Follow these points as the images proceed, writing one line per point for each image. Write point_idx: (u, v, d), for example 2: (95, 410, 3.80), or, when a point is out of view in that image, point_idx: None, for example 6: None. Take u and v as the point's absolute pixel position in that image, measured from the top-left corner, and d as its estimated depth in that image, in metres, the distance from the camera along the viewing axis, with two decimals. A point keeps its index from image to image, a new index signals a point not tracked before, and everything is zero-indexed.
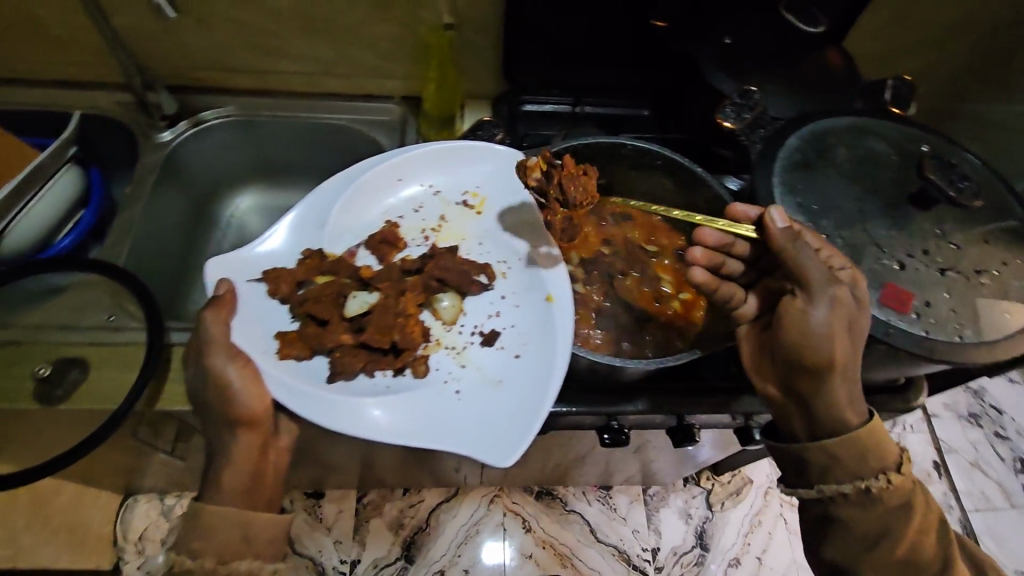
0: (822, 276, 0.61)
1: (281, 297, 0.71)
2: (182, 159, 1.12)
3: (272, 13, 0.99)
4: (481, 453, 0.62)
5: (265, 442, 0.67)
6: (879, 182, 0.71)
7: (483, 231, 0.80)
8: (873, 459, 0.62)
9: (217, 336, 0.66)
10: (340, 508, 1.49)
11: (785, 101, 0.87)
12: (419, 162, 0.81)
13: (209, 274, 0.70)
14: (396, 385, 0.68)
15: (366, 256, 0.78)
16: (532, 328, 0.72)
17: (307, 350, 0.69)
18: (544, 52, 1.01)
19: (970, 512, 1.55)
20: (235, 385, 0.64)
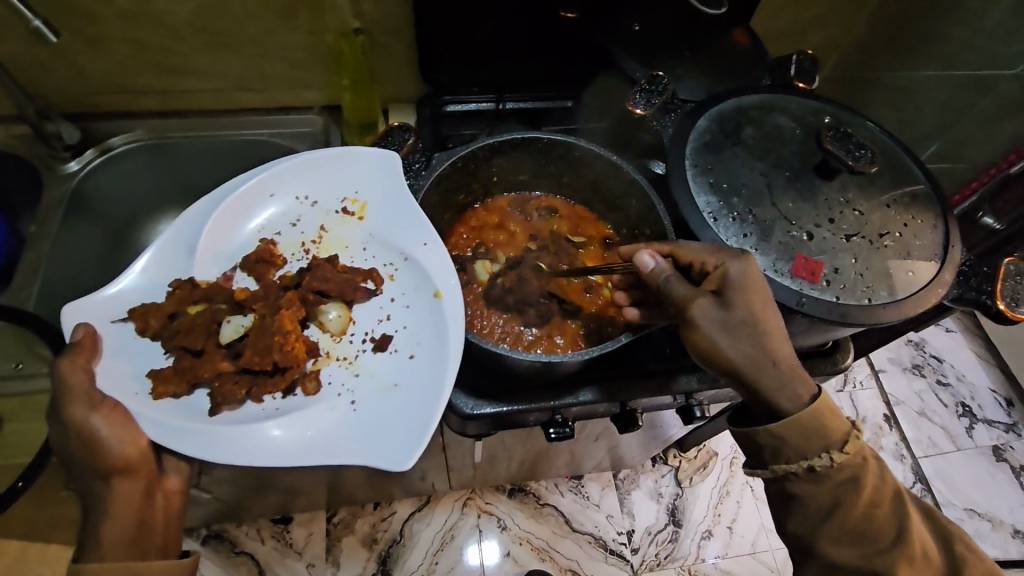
0: (689, 296, 0.61)
1: (152, 334, 0.67)
2: (93, 192, 1.07)
3: (171, 30, 0.95)
4: (377, 461, 0.62)
5: (149, 483, 0.66)
6: (784, 155, 0.73)
7: (366, 235, 0.76)
8: (816, 438, 0.64)
9: (76, 385, 0.61)
10: (310, 530, 1.45)
11: (697, 83, 0.88)
12: (288, 172, 0.76)
13: (66, 323, 0.65)
14: (286, 407, 0.66)
15: (243, 277, 0.73)
16: (423, 328, 0.70)
17: (185, 385, 0.66)
18: (461, 51, 1.00)
19: (920, 458, 1.63)
20: (103, 434, 0.61)
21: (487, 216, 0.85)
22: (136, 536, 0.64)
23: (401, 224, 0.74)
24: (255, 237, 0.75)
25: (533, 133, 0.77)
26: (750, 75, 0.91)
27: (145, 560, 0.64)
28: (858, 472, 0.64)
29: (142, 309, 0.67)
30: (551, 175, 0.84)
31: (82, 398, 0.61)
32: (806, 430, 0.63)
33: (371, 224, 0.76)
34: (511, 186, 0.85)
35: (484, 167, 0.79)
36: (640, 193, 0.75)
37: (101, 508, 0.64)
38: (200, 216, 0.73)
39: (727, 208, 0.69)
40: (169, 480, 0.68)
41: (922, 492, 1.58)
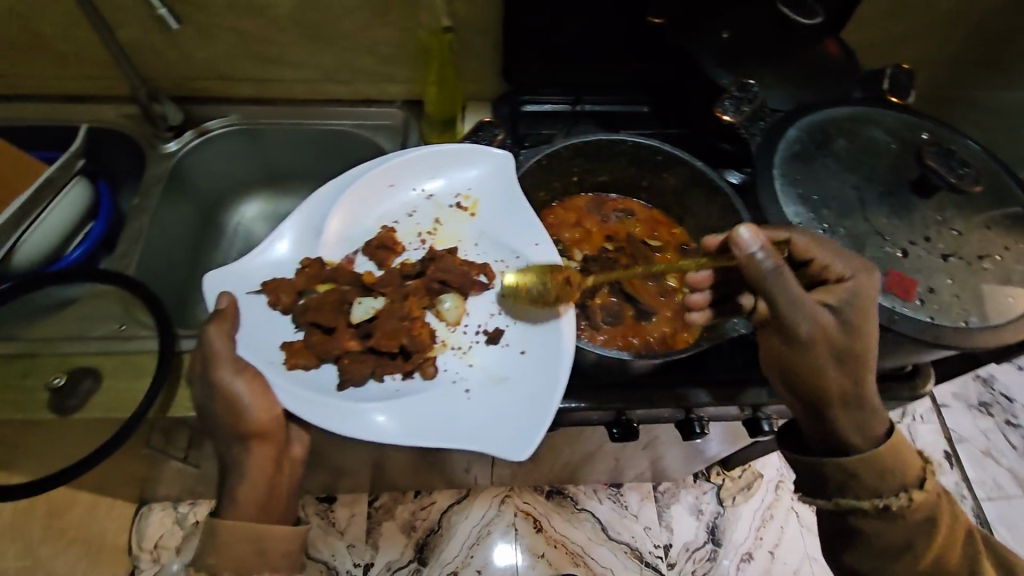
0: (802, 316, 0.59)
1: (282, 308, 0.71)
2: (188, 168, 1.13)
3: (274, 22, 1.01)
4: (498, 450, 0.64)
5: (278, 451, 0.68)
6: (878, 170, 0.71)
7: (478, 231, 0.79)
8: (893, 477, 0.64)
9: (222, 351, 0.65)
10: (353, 512, 1.49)
11: (783, 94, 0.88)
12: (409, 165, 0.80)
13: (208, 289, 0.70)
14: (406, 388, 0.69)
15: (364, 262, 0.78)
16: (536, 324, 0.72)
17: (315, 359, 0.69)
18: (544, 52, 1.02)
19: (983, 501, 1.54)
20: (245, 399, 0.64)
21: (564, 214, 0.86)
22: (265, 500, 0.66)
23: (515, 223, 0.77)
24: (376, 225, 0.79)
25: (618, 135, 0.78)
26: (839, 88, 0.90)
27: (270, 523, 0.66)
28: (933, 510, 0.65)
29: (276, 283, 0.71)
30: (630, 178, 0.85)
31: (227, 361, 0.65)
32: (881, 466, 0.63)
33: (483, 221, 0.79)
34: (590, 186, 0.86)
35: (566, 166, 0.81)
36: (724, 201, 0.75)
37: (237, 471, 0.66)
38: (326, 200, 0.77)
39: (817, 219, 0.68)
40: (294, 450, 0.70)
41: None
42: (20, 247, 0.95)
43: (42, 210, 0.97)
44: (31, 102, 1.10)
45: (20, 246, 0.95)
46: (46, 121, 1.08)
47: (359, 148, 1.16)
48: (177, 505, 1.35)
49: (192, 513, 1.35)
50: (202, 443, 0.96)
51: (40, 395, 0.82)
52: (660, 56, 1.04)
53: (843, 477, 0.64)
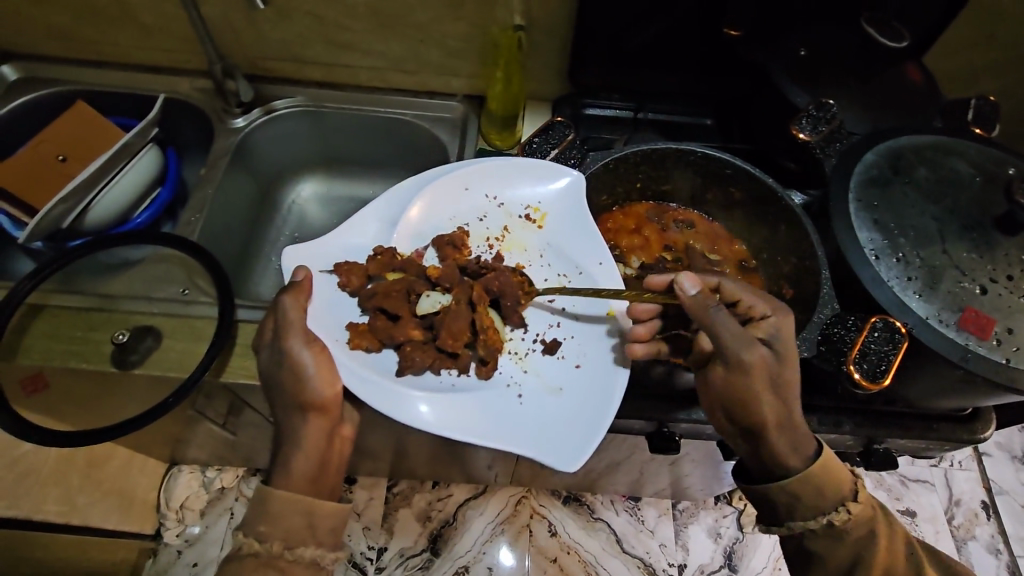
0: (736, 347, 0.62)
1: (352, 289, 0.73)
2: (254, 145, 1.16)
3: (350, 9, 1.03)
4: (547, 458, 0.64)
5: (331, 427, 0.68)
6: (960, 202, 0.69)
7: (544, 244, 0.80)
8: (830, 494, 0.66)
9: (295, 321, 0.68)
10: (371, 495, 1.51)
11: (859, 116, 0.85)
12: (487, 172, 0.81)
13: (287, 259, 0.73)
14: (461, 383, 0.70)
15: (432, 256, 0.78)
16: (594, 340, 0.73)
17: (376, 342, 0.71)
18: (612, 57, 1.02)
19: (1020, 558, 1.48)
20: (310, 370, 0.66)
21: (623, 220, 0.84)
22: (316, 476, 0.66)
23: (582, 239, 0.78)
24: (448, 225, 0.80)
25: (688, 145, 0.77)
26: (919, 114, 0.87)
27: (318, 498, 0.66)
28: (871, 521, 0.67)
29: (349, 265, 0.73)
30: (694, 190, 0.83)
31: (297, 332, 0.67)
32: (818, 485, 0.65)
33: (550, 235, 0.80)
34: (652, 194, 0.85)
35: (631, 173, 0.80)
36: (792, 220, 0.74)
37: (294, 442, 0.66)
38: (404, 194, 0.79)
39: (892, 247, 0.66)
40: (344, 428, 0.70)
41: None
42: (93, 208, 0.99)
43: (113, 173, 1.00)
44: (112, 69, 1.14)
45: (93, 207, 0.99)
46: (126, 89, 1.13)
47: (419, 138, 1.18)
48: (205, 470, 1.36)
49: (219, 479, 1.36)
50: (243, 411, 0.99)
51: (104, 348, 0.85)
52: (731, 69, 1.02)
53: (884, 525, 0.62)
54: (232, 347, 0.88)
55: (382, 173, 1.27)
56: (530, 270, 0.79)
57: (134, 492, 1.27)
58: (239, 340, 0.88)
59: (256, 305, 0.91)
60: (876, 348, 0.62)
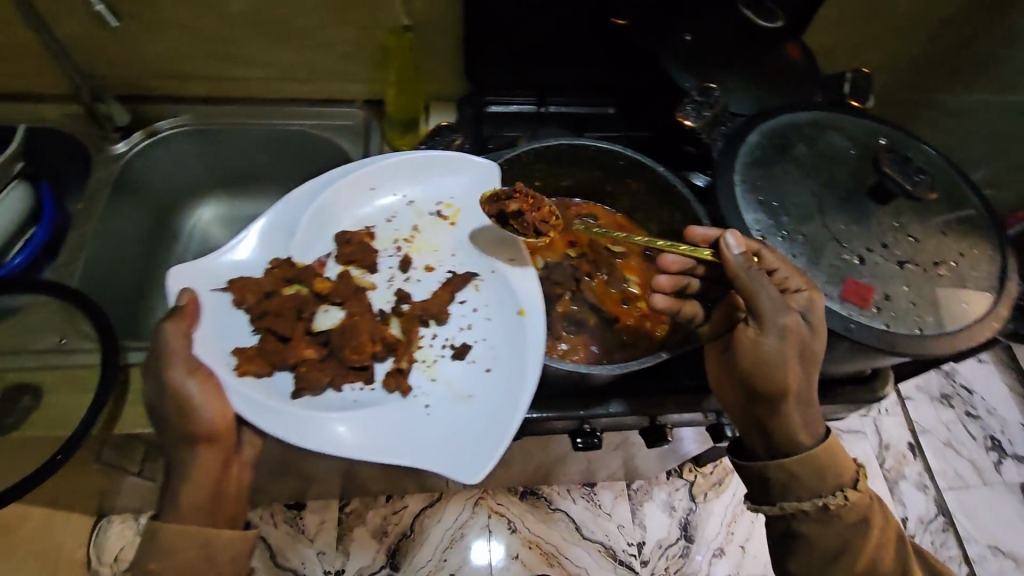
0: (776, 309, 0.61)
1: (246, 307, 0.67)
2: (141, 170, 1.09)
3: (225, 19, 0.96)
4: (447, 467, 0.61)
5: (227, 454, 0.64)
6: (837, 176, 0.71)
7: (456, 242, 0.75)
8: (829, 477, 0.64)
9: (177, 349, 0.61)
10: (323, 518, 1.46)
11: (746, 98, 0.87)
12: (392, 170, 0.76)
13: (170, 282, 0.65)
14: (364, 399, 0.66)
15: (335, 268, 0.73)
16: (505, 342, 0.69)
17: (268, 366, 0.65)
18: (506, 53, 1.00)
19: (945, 491, 1.59)
20: (193, 396, 0.60)
21: None
22: (210, 504, 0.63)
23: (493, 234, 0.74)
24: (354, 226, 0.75)
25: (581, 139, 0.76)
26: (801, 91, 0.89)
27: (217, 528, 0.63)
28: (865, 512, 0.65)
29: (241, 282, 0.67)
30: (594, 184, 0.83)
31: (180, 361, 0.61)
32: (816, 466, 0.64)
33: (462, 232, 0.75)
34: (553, 191, 0.84)
35: (528, 171, 0.79)
36: (686, 207, 0.74)
37: (183, 474, 0.62)
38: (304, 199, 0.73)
39: (777, 227, 0.68)
40: (245, 454, 0.67)
41: (944, 526, 1.55)
42: None
43: None
44: None
45: None
46: None
47: (320, 149, 1.12)
48: (139, 516, 1.27)
49: None
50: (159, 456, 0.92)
51: None
52: (625, 57, 1.02)
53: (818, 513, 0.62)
54: (130, 392, 0.81)
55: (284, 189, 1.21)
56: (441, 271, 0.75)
57: (59, 552, 1.18)
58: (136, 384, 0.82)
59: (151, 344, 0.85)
60: None
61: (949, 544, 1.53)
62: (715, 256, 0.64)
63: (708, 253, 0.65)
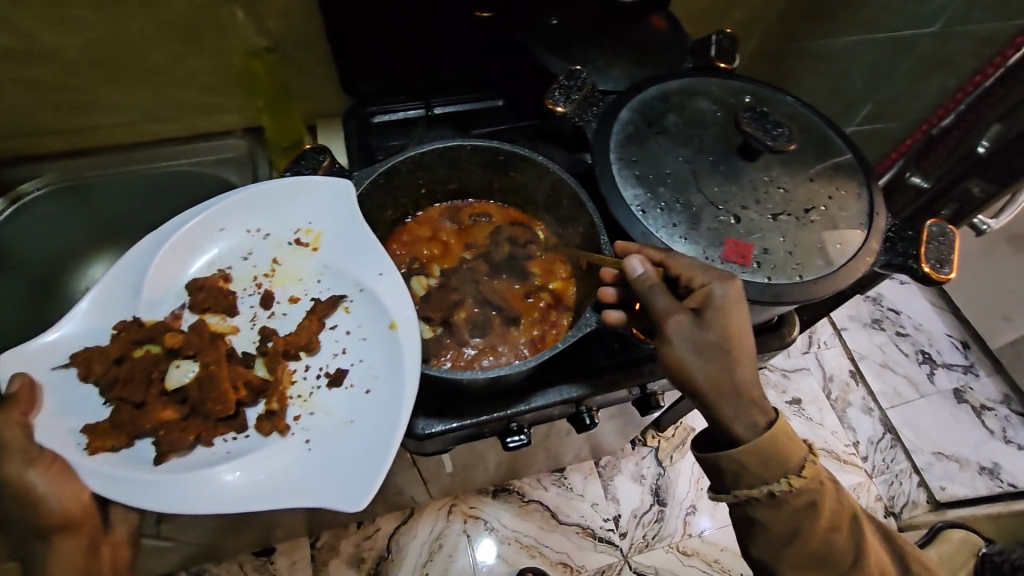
0: (668, 313, 0.60)
1: (94, 379, 0.61)
2: (8, 241, 1.01)
3: (66, 68, 0.89)
4: (330, 501, 0.58)
5: (92, 537, 0.62)
6: (707, 140, 0.73)
7: (320, 268, 0.70)
8: (774, 464, 0.63)
9: (12, 440, 0.57)
10: (293, 559, 1.41)
11: (619, 73, 0.87)
12: (239, 206, 0.70)
13: (1, 368, 0.60)
14: (239, 448, 0.61)
15: (191, 318, 0.67)
16: (381, 360, 0.65)
17: (125, 438, 0.60)
18: (379, 61, 0.97)
19: (888, 410, 1.68)
20: (41, 490, 0.57)
21: (418, 230, 0.82)
22: None
23: (355, 251, 0.69)
24: (206, 271, 0.69)
25: (455, 141, 0.74)
26: (671, 60, 0.91)
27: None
28: (814, 495, 0.65)
29: (85, 354, 0.61)
30: (482, 182, 0.82)
31: (17, 454, 0.57)
32: (766, 456, 0.63)
33: (325, 255, 0.70)
34: (442, 195, 0.82)
35: (408, 180, 0.76)
36: (569, 193, 0.74)
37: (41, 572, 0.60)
38: (143, 252, 0.66)
39: (654, 199, 0.69)
40: (116, 532, 0.65)
41: (892, 443, 1.64)
42: None
43: None
44: None
45: None
46: None
47: (201, 187, 1.07)
48: None
49: None
50: None
51: None
52: (502, 48, 1.01)
53: (735, 467, 0.64)
54: None
55: None
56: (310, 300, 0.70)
57: None
58: None
59: None
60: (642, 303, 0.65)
61: (898, 459, 1.62)
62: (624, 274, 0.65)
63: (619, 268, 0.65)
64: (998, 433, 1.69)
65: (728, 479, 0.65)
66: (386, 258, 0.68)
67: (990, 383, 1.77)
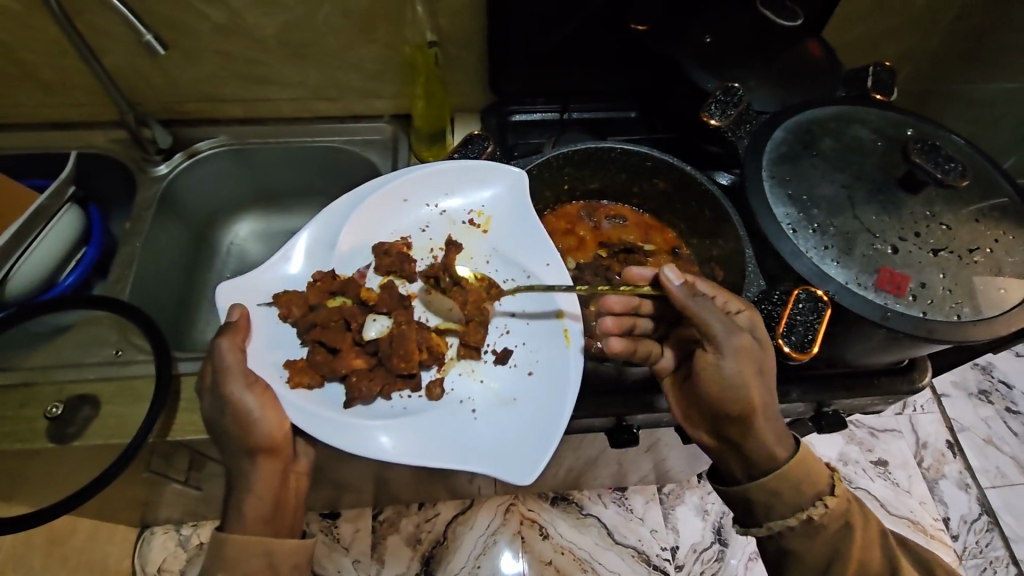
0: (725, 330, 0.63)
1: (293, 320, 0.70)
2: (180, 191, 1.13)
3: (259, 43, 1.01)
4: (499, 469, 0.63)
5: (284, 464, 0.69)
6: (865, 168, 0.72)
7: (490, 249, 0.77)
8: (808, 486, 0.65)
9: (232, 365, 0.65)
10: (357, 527, 1.48)
11: (767, 97, 0.88)
12: (424, 180, 0.78)
13: (220, 299, 0.69)
14: (413, 406, 0.68)
15: (376, 278, 0.75)
16: (544, 345, 0.72)
17: (319, 377, 0.68)
18: (528, 64, 1.03)
19: (987, 489, 1.55)
20: (253, 411, 0.64)
21: (557, 223, 0.86)
22: (271, 516, 0.67)
23: (527, 240, 0.76)
24: (389, 237, 0.77)
25: (606, 143, 0.78)
26: (822, 88, 0.90)
27: (278, 539, 0.66)
28: (848, 512, 0.66)
29: (288, 295, 0.69)
30: (621, 185, 0.84)
31: (237, 377, 0.64)
32: (791, 479, 0.65)
33: (495, 239, 0.78)
34: (581, 194, 0.86)
35: (556, 175, 0.81)
36: (715, 204, 0.76)
37: (243, 485, 0.66)
38: (341, 213, 0.75)
39: (807, 220, 0.69)
40: (301, 463, 0.72)
41: (988, 526, 1.51)
42: (10, 279, 0.92)
43: (37, 233, 0.95)
44: (18, 131, 1.10)
45: (10, 278, 0.92)
46: (36, 149, 1.08)
47: (348, 164, 1.16)
48: (181, 528, 1.31)
49: (196, 535, 1.31)
50: (204, 464, 0.96)
51: (38, 425, 0.81)
52: (644, 63, 1.04)
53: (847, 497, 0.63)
54: (179, 402, 0.85)
55: (314, 202, 1.24)
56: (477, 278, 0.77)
57: (105, 563, 1.20)
58: (185, 393, 0.86)
59: (199, 356, 0.89)
60: (802, 319, 0.65)
61: (994, 545, 1.48)
62: (656, 288, 0.68)
63: (649, 288, 0.68)
64: None
65: (759, 510, 0.66)
66: (554, 251, 0.75)
67: None
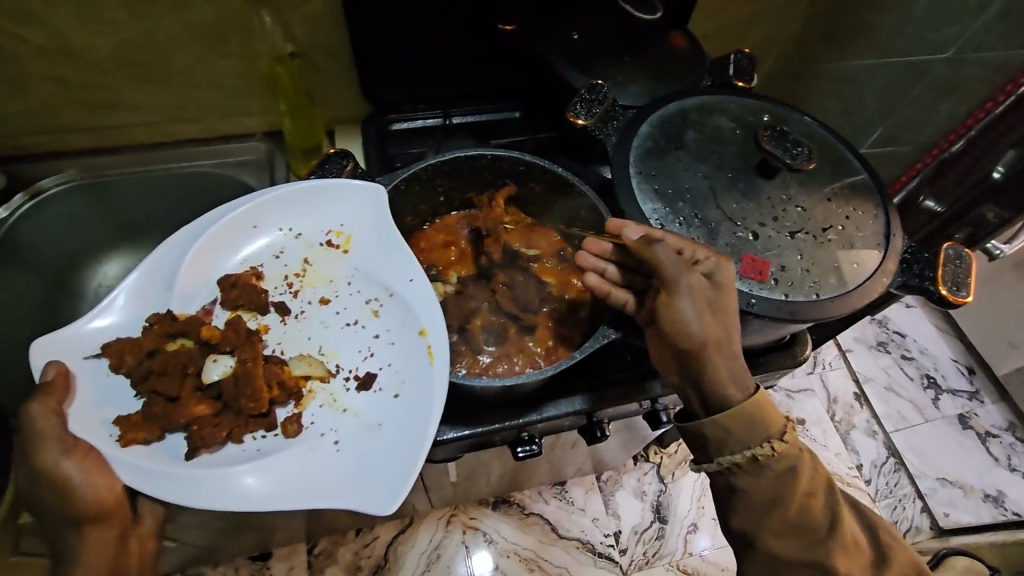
0: (678, 270, 0.62)
1: (126, 370, 0.64)
2: (25, 235, 1.01)
3: (95, 65, 0.91)
4: (360, 503, 0.59)
5: (123, 529, 0.64)
6: (725, 156, 0.74)
7: (351, 269, 0.73)
8: (760, 427, 0.64)
9: (48, 430, 0.58)
10: (290, 564, 1.39)
11: (638, 90, 0.89)
12: (272, 205, 0.73)
13: (34, 357, 0.61)
14: (267, 447, 0.63)
15: (224, 314, 0.70)
16: (408, 365, 0.67)
17: (157, 430, 0.62)
18: (401, 69, 0.99)
19: (892, 433, 1.67)
20: (76, 480, 0.58)
21: (434, 236, 0.85)
22: None
23: (386, 256, 0.72)
24: (239, 267, 0.72)
25: (476, 151, 0.77)
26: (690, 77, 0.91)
27: None
28: (795, 462, 0.64)
29: (119, 345, 0.63)
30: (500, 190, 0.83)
31: (54, 441, 0.58)
32: (746, 419, 0.63)
33: (356, 258, 0.73)
34: (458, 204, 0.84)
35: (428, 186, 0.79)
36: (589, 204, 0.75)
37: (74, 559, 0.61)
38: (178, 249, 0.69)
39: (674, 214, 0.70)
40: (143, 524, 0.67)
41: (896, 467, 1.62)
42: None
43: None
44: None
45: None
46: None
47: (219, 187, 1.08)
48: None
49: None
50: None
51: None
52: (522, 61, 1.03)
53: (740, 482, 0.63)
54: None
55: None
56: (338, 301, 0.73)
57: None
58: None
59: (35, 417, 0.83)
60: None
61: (902, 483, 1.61)
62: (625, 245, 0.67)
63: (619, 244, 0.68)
64: (1003, 461, 1.67)
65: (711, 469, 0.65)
66: (416, 264, 0.71)
67: (995, 410, 1.76)
